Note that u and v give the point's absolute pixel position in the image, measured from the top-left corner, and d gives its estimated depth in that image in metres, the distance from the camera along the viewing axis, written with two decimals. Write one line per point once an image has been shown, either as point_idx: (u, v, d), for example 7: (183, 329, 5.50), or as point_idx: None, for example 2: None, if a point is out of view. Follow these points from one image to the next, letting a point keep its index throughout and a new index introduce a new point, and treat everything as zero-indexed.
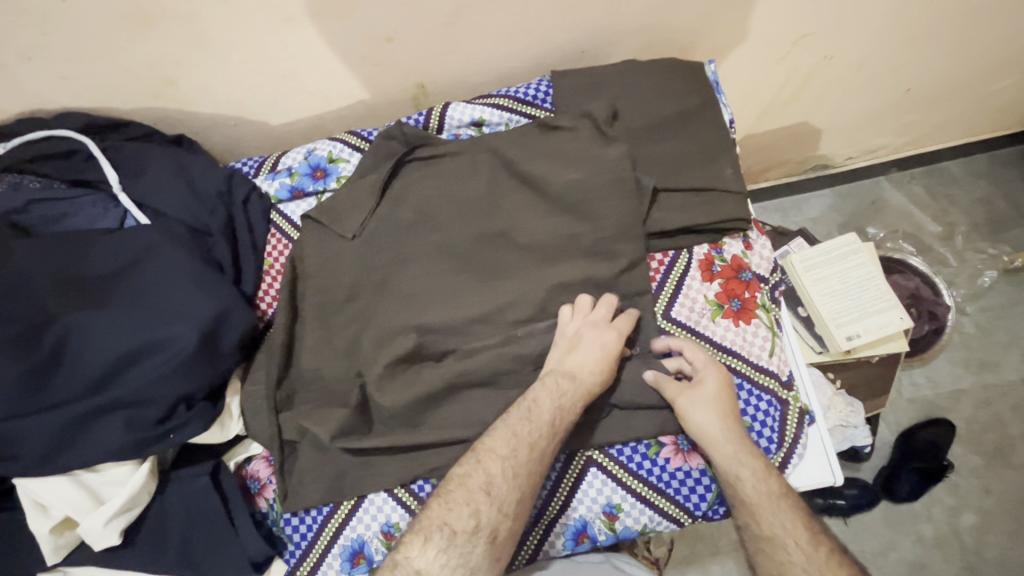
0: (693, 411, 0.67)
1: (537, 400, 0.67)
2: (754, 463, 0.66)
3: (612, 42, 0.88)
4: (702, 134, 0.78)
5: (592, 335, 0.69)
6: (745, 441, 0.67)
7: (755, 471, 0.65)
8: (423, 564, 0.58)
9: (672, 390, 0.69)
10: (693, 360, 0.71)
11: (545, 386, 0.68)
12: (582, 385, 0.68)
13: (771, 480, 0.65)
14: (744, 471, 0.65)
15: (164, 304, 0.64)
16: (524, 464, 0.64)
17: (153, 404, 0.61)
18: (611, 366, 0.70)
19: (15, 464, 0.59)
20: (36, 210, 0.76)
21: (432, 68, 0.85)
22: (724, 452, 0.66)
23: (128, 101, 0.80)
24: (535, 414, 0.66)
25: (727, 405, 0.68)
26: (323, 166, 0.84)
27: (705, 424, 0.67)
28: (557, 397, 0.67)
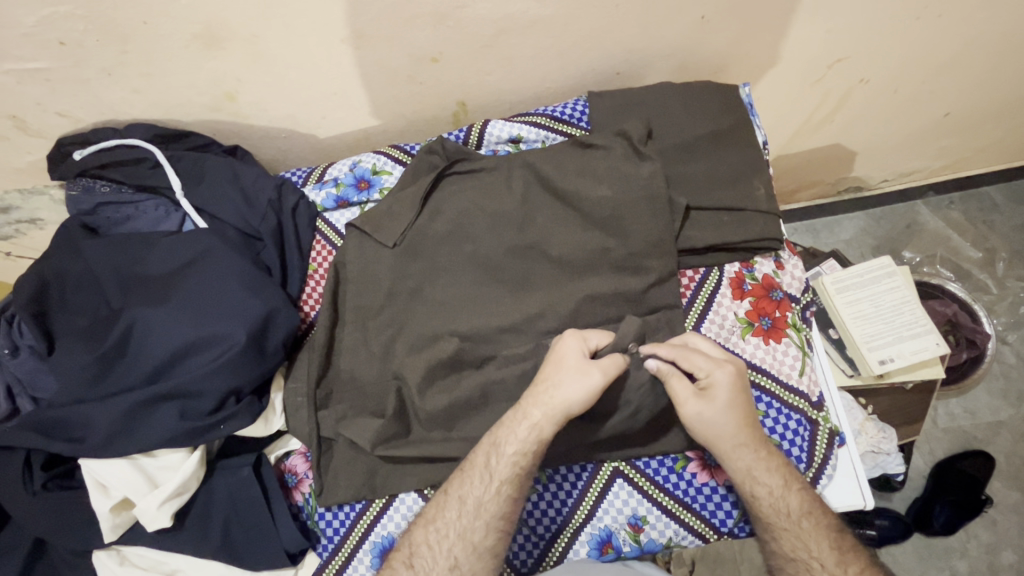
0: (699, 425, 0.66)
1: (500, 443, 0.66)
2: (772, 483, 0.65)
3: (647, 65, 0.91)
4: (735, 154, 0.79)
5: (562, 357, 0.67)
6: (761, 458, 0.66)
7: (774, 490, 0.65)
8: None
9: (678, 391, 0.66)
10: (696, 360, 0.67)
11: (506, 424, 0.67)
12: (541, 416, 0.65)
13: (793, 498, 0.65)
14: (761, 491, 0.65)
15: (219, 302, 0.68)
16: (498, 494, 0.66)
17: (205, 395, 0.64)
18: (598, 374, 0.65)
19: (76, 447, 0.62)
20: (104, 213, 0.83)
21: (473, 87, 0.89)
22: (740, 471, 0.66)
23: (191, 114, 0.85)
24: (499, 446, 0.66)
25: (741, 417, 0.66)
26: (367, 177, 0.89)
27: (717, 438, 0.66)
28: (516, 438, 0.65)
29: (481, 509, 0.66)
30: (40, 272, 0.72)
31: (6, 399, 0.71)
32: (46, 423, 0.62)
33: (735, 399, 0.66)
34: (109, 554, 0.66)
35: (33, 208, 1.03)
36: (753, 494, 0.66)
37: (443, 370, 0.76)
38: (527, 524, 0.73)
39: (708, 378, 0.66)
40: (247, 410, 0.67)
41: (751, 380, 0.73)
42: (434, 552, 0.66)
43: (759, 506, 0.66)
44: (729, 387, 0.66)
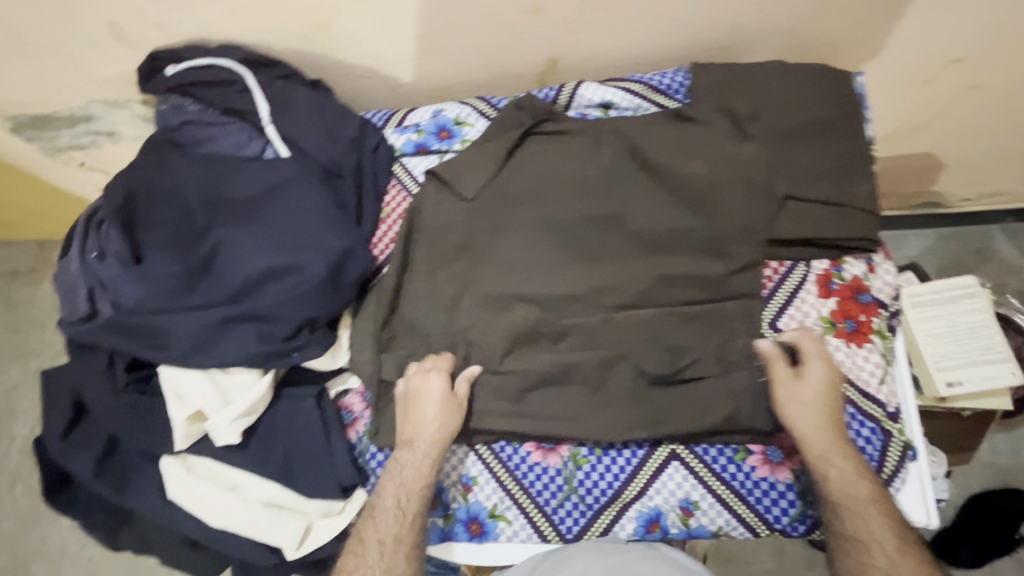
0: (798, 418, 0.67)
1: (381, 491, 0.69)
2: (846, 467, 0.66)
3: (753, 42, 0.86)
4: (841, 145, 0.74)
5: (419, 394, 0.71)
6: (838, 444, 0.67)
7: (858, 500, 0.65)
8: None
9: (784, 373, 0.69)
10: (812, 349, 0.70)
11: (390, 474, 0.69)
12: (422, 453, 0.70)
13: (863, 484, 0.65)
14: (834, 473, 0.66)
15: (301, 232, 0.68)
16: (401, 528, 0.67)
17: (282, 321, 0.64)
18: (448, 413, 0.71)
19: (158, 354, 0.63)
20: (189, 131, 0.83)
21: (568, 45, 0.86)
22: (829, 474, 0.66)
23: (280, 41, 0.84)
24: (393, 476, 0.69)
25: (836, 417, 0.68)
26: (449, 127, 0.87)
27: (812, 433, 0.67)
28: (404, 471, 0.69)
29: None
30: (128, 182, 0.72)
31: (86, 301, 0.73)
32: (132, 328, 0.64)
33: (822, 386, 0.68)
34: (177, 460, 0.68)
35: (112, 121, 1.05)
36: (825, 475, 0.66)
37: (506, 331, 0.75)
38: (576, 492, 0.72)
39: (818, 369, 0.69)
40: (319, 341, 0.67)
41: None
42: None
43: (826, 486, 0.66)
44: (831, 384, 0.68)
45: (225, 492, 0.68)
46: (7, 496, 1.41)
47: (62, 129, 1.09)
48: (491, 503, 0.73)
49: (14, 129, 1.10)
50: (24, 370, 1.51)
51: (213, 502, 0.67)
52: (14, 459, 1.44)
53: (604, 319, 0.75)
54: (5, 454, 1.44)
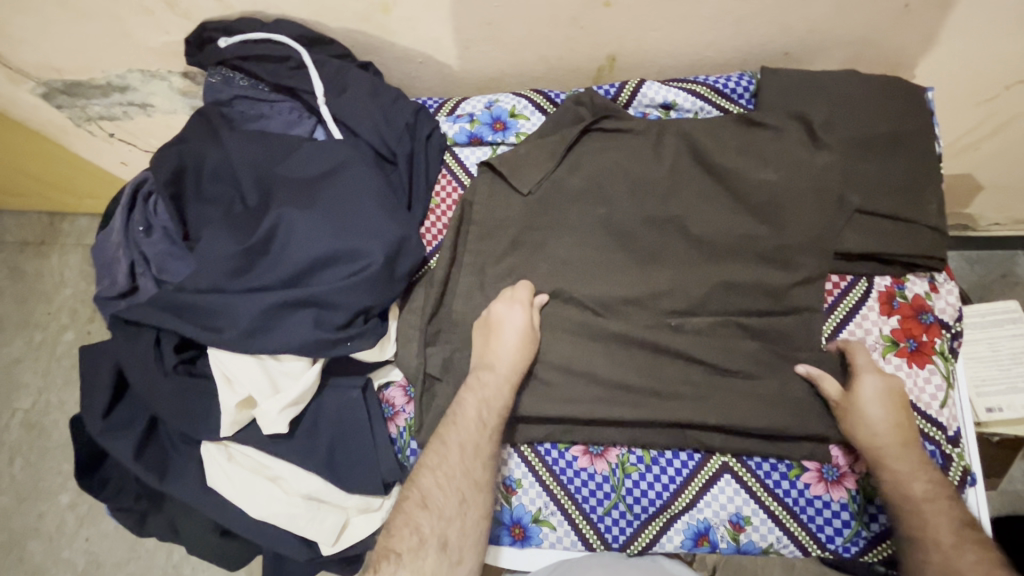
0: (854, 424, 0.66)
1: (461, 414, 0.67)
2: (900, 469, 0.64)
3: (819, 50, 0.84)
4: (912, 160, 0.73)
5: (504, 322, 0.70)
6: (893, 447, 0.65)
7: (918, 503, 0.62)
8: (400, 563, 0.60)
9: (833, 387, 0.68)
10: (862, 356, 0.69)
11: (469, 390, 0.68)
12: (503, 377, 0.68)
13: (921, 485, 0.63)
14: (886, 476, 0.64)
15: (361, 217, 0.66)
16: (456, 467, 0.65)
17: (339, 308, 0.62)
18: (530, 343, 0.69)
19: (211, 336, 0.61)
20: (239, 106, 0.81)
21: (632, 42, 0.83)
22: (888, 476, 0.64)
23: (338, 19, 0.81)
24: (460, 420, 0.66)
25: (898, 422, 0.66)
26: (504, 119, 0.84)
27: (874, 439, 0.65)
28: (471, 401, 0.67)
29: (476, 469, 0.66)
30: (180, 154, 0.70)
31: (128, 276, 0.70)
32: (185, 307, 0.61)
33: (874, 392, 0.67)
34: (219, 447, 0.65)
35: (149, 92, 1.02)
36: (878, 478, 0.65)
37: (559, 331, 0.73)
38: (624, 501, 0.71)
39: (878, 375, 0.67)
40: (373, 331, 0.65)
41: None
42: (444, 485, 0.64)
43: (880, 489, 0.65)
44: (891, 389, 0.67)
45: (267, 482, 0.65)
46: (5, 471, 1.37)
47: (94, 97, 1.06)
48: (534, 507, 0.72)
49: (45, 95, 1.06)
50: (29, 342, 1.47)
51: (253, 491, 0.65)
52: (14, 433, 1.40)
53: (661, 325, 0.73)
54: (6, 427, 1.41)
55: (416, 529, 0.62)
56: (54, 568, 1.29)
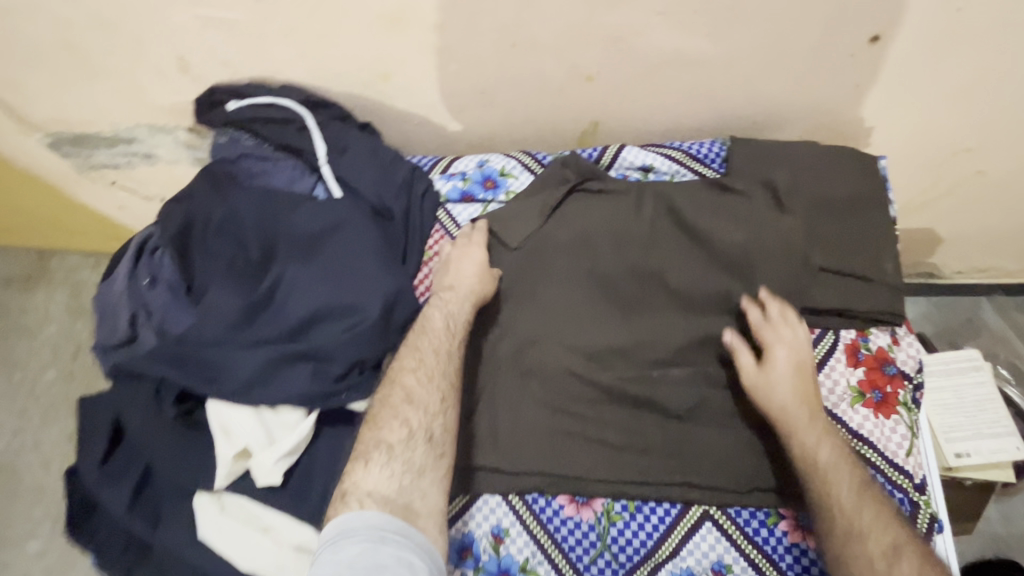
0: (776, 400, 0.71)
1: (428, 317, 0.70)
2: (820, 444, 0.69)
3: (784, 120, 0.92)
4: (869, 223, 0.80)
5: (459, 262, 0.75)
6: (814, 420, 0.70)
7: (842, 485, 0.67)
8: (372, 485, 0.59)
9: (747, 360, 0.74)
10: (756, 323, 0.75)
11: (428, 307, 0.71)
12: (463, 296, 0.72)
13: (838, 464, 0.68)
14: (807, 447, 0.69)
15: (358, 273, 0.69)
16: (434, 368, 0.67)
17: (337, 361, 0.65)
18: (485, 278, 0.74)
19: (213, 387, 0.63)
20: (244, 164, 0.85)
21: (613, 110, 0.90)
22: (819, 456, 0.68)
23: (342, 85, 0.87)
24: (427, 328, 0.69)
25: (809, 396, 0.72)
26: (494, 178, 0.90)
27: (788, 410, 0.70)
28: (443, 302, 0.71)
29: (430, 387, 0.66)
30: (186, 211, 0.74)
31: (128, 326, 0.72)
32: (189, 360, 0.64)
33: (795, 365, 0.73)
34: (211, 497, 0.65)
35: (154, 144, 1.06)
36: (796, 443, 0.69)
37: (545, 380, 0.77)
38: (609, 549, 0.72)
39: (799, 351, 0.73)
40: (368, 383, 0.68)
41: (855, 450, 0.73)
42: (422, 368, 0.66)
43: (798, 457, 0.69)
44: (802, 363, 0.73)
45: (257, 533, 0.65)
46: None
47: (100, 148, 1.10)
48: (523, 557, 0.72)
49: (51, 145, 1.10)
50: (10, 381, 1.45)
51: (243, 543, 0.64)
52: None
53: (641, 373, 0.77)
54: None
55: (403, 421, 0.63)
56: None
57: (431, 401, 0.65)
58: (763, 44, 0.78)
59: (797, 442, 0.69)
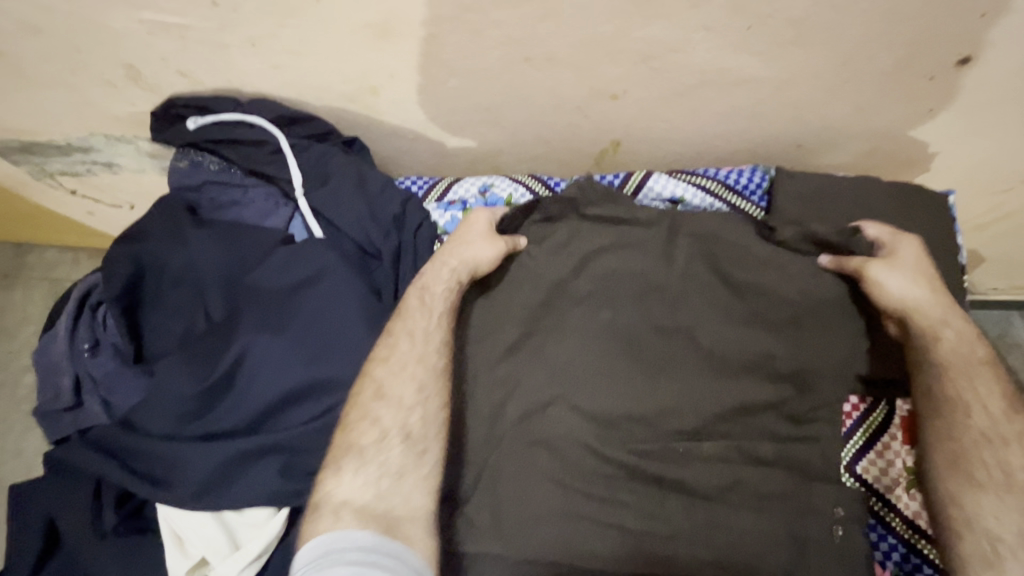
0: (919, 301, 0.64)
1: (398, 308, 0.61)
2: (970, 382, 0.62)
3: (835, 144, 0.79)
4: (935, 278, 0.69)
5: (469, 221, 0.65)
6: (962, 335, 0.64)
7: (974, 393, 0.61)
8: (345, 494, 0.51)
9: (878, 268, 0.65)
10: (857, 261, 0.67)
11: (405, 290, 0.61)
12: (442, 266, 0.61)
13: (989, 402, 0.61)
14: (964, 382, 0.62)
15: (338, 342, 0.59)
16: (409, 356, 0.57)
17: (311, 453, 0.55)
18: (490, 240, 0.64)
19: (162, 489, 0.53)
20: (209, 193, 0.73)
21: (639, 130, 0.78)
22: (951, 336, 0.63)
23: (323, 98, 0.74)
24: (402, 313, 0.60)
25: (968, 350, 0.63)
26: (499, 208, 0.78)
27: (949, 318, 0.64)
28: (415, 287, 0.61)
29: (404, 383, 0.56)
30: (137, 257, 0.64)
31: (72, 392, 0.62)
32: (135, 454, 0.54)
33: (920, 259, 0.66)
34: None
35: (113, 153, 0.93)
36: (947, 389, 0.62)
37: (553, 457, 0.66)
38: None
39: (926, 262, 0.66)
40: None
41: (913, 545, 0.65)
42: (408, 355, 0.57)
43: (953, 424, 0.61)
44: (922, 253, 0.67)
45: None
46: None
47: (54, 155, 0.97)
48: None
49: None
50: None
51: None
52: None
53: (669, 447, 0.66)
54: None
55: (376, 421, 0.54)
56: None
57: (407, 393, 0.56)
58: (825, 62, 0.66)
59: (952, 399, 0.62)
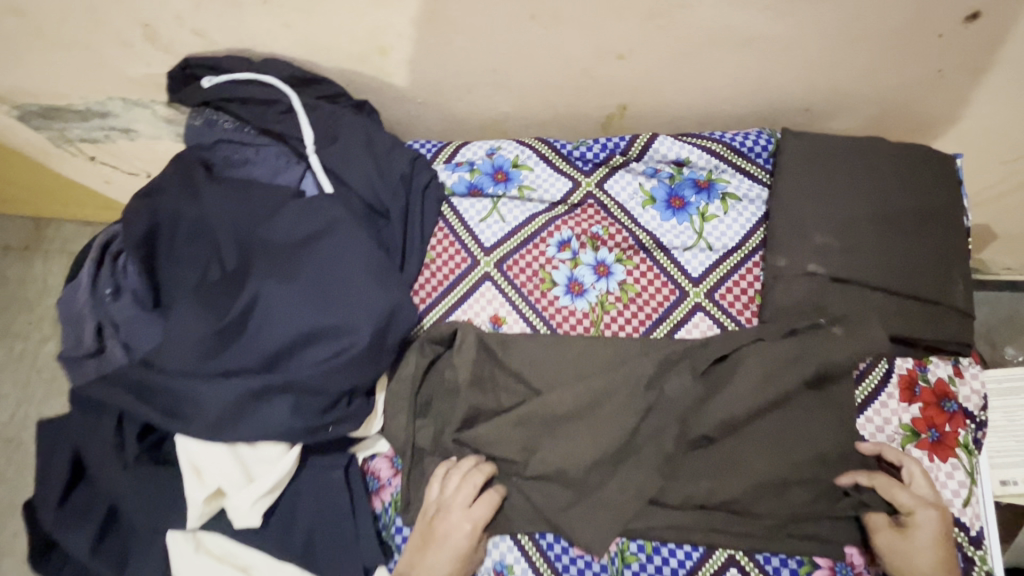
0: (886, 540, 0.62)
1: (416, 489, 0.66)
2: (911, 493, 0.62)
3: (843, 108, 0.79)
4: (939, 238, 0.69)
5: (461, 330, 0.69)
6: (918, 485, 0.63)
7: (904, 500, 0.62)
8: None
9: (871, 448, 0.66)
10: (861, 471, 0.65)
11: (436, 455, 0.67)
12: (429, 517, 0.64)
13: (919, 509, 0.62)
14: (902, 493, 0.62)
15: (346, 290, 0.60)
16: (418, 528, 0.64)
17: (321, 393, 0.57)
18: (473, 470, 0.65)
19: (180, 422, 0.56)
20: (222, 150, 0.75)
21: (645, 93, 0.78)
22: (916, 504, 0.62)
23: (333, 59, 0.76)
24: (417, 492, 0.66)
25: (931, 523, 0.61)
26: (506, 169, 0.79)
27: (919, 479, 0.63)
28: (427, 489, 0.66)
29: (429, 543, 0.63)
30: (153, 211, 0.65)
31: (95, 337, 0.65)
32: (153, 391, 0.56)
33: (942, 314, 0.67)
34: (185, 536, 0.59)
35: (131, 118, 0.96)
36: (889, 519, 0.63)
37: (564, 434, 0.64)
38: None
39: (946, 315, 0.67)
40: (359, 412, 0.60)
41: None
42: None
43: (878, 521, 0.63)
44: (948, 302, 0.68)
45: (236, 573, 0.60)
46: None
47: (73, 121, 0.99)
48: None
49: (21, 116, 1.00)
50: (5, 358, 1.40)
51: None
52: None
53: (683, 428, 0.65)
54: None
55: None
56: None
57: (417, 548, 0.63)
58: (833, 21, 0.66)
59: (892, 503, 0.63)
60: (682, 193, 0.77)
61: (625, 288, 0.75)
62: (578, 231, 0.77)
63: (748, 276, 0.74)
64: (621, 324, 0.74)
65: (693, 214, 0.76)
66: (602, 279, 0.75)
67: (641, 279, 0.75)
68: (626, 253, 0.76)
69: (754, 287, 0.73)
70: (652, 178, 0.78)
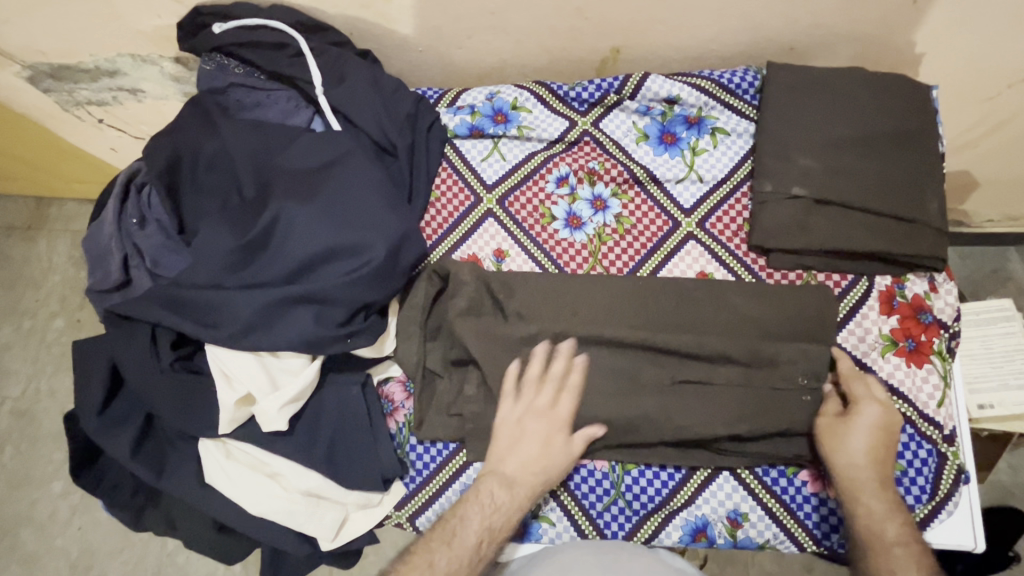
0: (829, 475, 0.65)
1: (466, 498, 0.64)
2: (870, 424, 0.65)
3: (822, 45, 0.82)
4: (915, 162, 0.73)
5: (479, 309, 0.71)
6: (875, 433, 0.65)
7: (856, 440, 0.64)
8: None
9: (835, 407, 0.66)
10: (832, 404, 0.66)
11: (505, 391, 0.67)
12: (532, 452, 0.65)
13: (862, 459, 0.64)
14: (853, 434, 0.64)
15: (357, 212, 0.64)
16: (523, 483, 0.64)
17: (338, 305, 0.62)
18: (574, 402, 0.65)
19: (212, 331, 0.62)
20: (234, 94, 0.79)
21: (637, 34, 0.82)
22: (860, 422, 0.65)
23: (336, 6, 0.79)
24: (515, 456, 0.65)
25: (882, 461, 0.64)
26: (505, 111, 0.83)
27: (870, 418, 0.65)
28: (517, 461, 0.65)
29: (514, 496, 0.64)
30: (173, 146, 0.69)
31: (120, 268, 0.69)
32: (187, 304, 0.62)
33: (916, 237, 0.71)
34: (217, 444, 0.65)
35: (140, 77, 0.98)
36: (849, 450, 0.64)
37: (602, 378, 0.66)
38: (623, 497, 0.70)
39: (920, 240, 0.71)
40: (373, 328, 0.65)
41: None
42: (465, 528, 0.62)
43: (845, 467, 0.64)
44: (925, 229, 0.72)
45: (265, 478, 0.65)
46: None
47: (82, 82, 1.02)
48: (534, 503, 0.71)
49: (31, 78, 1.02)
50: (17, 330, 1.42)
51: (252, 488, 0.64)
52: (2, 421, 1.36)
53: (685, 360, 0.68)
54: None
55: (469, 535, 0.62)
56: (46, 557, 1.25)
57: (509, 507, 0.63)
58: None
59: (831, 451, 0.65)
60: (673, 129, 0.80)
61: (620, 220, 0.78)
62: (576, 167, 0.80)
63: (737, 206, 0.78)
64: (615, 255, 0.77)
65: (684, 149, 0.80)
66: (599, 212, 0.79)
67: (636, 212, 0.79)
68: (621, 188, 0.80)
69: (743, 216, 0.77)
70: (645, 116, 0.81)
